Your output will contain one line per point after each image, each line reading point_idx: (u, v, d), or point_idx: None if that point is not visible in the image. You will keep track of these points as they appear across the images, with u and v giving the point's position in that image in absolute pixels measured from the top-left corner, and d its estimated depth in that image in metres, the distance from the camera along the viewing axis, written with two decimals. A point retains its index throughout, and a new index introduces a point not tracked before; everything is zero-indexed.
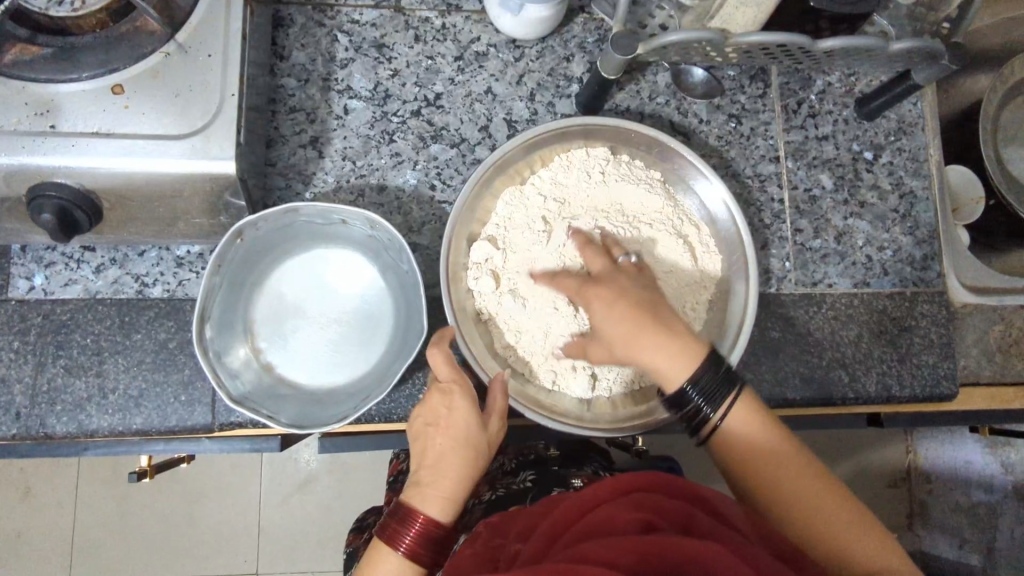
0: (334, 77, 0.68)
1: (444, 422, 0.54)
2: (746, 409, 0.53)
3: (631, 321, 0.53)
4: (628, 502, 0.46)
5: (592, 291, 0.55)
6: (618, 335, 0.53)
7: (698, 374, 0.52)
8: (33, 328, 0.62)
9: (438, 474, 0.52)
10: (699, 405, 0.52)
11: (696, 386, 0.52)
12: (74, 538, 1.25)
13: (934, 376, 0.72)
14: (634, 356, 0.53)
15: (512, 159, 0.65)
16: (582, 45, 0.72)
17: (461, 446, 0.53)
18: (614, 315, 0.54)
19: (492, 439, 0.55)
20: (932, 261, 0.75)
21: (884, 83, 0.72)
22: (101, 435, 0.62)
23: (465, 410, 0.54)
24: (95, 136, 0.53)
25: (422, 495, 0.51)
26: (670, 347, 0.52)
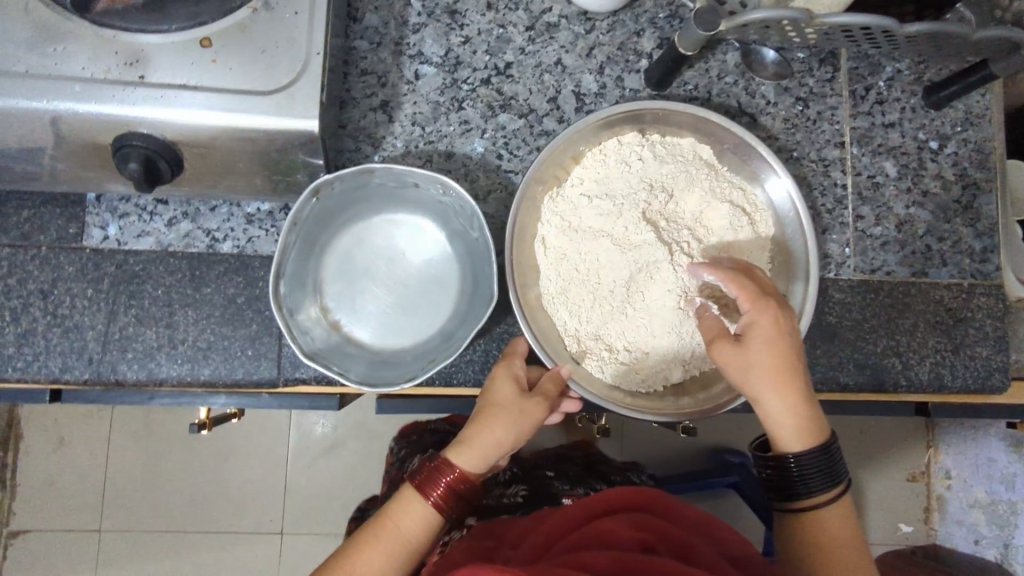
0: (406, 42, 0.68)
1: (487, 391, 0.60)
2: (807, 425, 0.53)
3: (783, 360, 0.53)
4: (625, 520, 0.51)
5: (766, 313, 0.54)
6: (761, 371, 0.53)
7: (814, 453, 0.53)
8: (107, 277, 0.63)
9: (470, 432, 0.58)
10: (798, 478, 0.54)
11: (808, 459, 0.53)
12: (109, 488, 1.28)
13: (987, 368, 0.72)
14: (764, 397, 0.53)
15: (577, 142, 0.66)
16: (653, 20, 0.72)
17: (495, 405, 0.58)
18: (774, 349, 0.53)
19: (530, 414, 0.58)
20: (992, 254, 0.74)
21: (958, 71, 0.72)
22: (170, 384, 0.63)
23: (507, 382, 0.59)
24: (183, 88, 0.53)
25: (452, 444, 0.58)
26: (800, 415, 0.53)
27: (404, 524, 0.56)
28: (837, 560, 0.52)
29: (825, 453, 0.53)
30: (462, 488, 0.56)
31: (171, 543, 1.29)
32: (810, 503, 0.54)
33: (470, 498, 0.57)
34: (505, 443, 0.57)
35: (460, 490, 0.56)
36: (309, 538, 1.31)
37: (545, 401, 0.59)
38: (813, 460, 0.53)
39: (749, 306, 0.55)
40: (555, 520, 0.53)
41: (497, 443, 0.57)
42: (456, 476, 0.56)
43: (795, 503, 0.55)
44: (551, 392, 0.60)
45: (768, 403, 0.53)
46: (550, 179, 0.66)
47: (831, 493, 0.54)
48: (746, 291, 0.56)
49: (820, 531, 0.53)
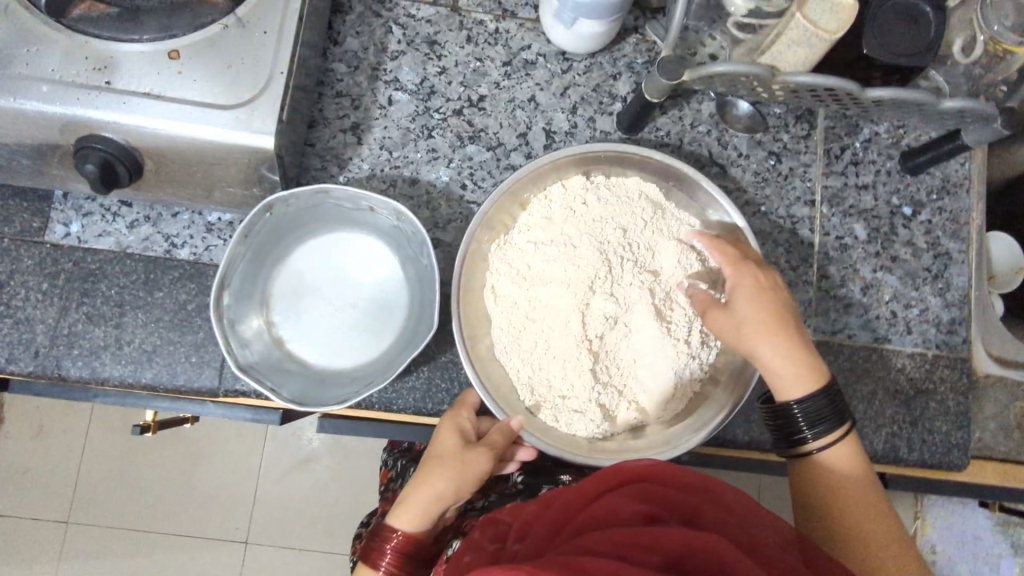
0: (383, 67, 0.70)
1: (432, 443, 0.60)
2: (812, 373, 0.55)
3: (776, 312, 0.55)
4: (626, 495, 0.46)
5: (747, 270, 0.57)
6: (750, 324, 0.55)
7: (813, 398, 0.54)
8: (63, 273, 0.64)
9: (411, 492, 0.59)
10: (801, 425, 0.54)
11: (804, 407, 0.54)
12: (77, 480, 1.28)
13: (945, 444, 0.70)
14: (753, 348, 0.55)
15: (524, 186, 0.66)
16: (630, 65, 0.72)
17: (437, 461, 0.59)
18: (755, 303, 0.56)
19: (471, 466, 0.58)
20: (960, 326, 0.73)
21: (934, 139, 0.71)
22: (111, 383, 0.63)
23: (449, 434, 0.60)
24: (146, 96, 0.55)
25: (395, 507, 0.59)
26: (797, 361, 0.55)
27: None
28: (852, 500, 0.53)
29: (828, 395, 0.54)
30: (412, 550, 0.58)
31: (131, 542, 1.28)
32: (810, 446, 0.55)
33: (424, 555, 0.59)
34: (448, 498, 0.58)
35: (410, 551, 0.58)
36: (268, 551, 1.30)
37: (488, 452, 0.59)
38: (818, 406, 0.53)
39: (729, 270, 0.58)
40: (558, 500, 0.49)
41: (441, 499, 0.58)
42: (402, 539, 0.57)
43: (800, 446, 0.55)
44: (496, 443, 0.59)
45: (770, 361, 0.55)
46: (500, 224, 0.66)
47: (839, 433, 0.54)
48: (728, 255, 0.59)
49: (830, 476, 0.54)
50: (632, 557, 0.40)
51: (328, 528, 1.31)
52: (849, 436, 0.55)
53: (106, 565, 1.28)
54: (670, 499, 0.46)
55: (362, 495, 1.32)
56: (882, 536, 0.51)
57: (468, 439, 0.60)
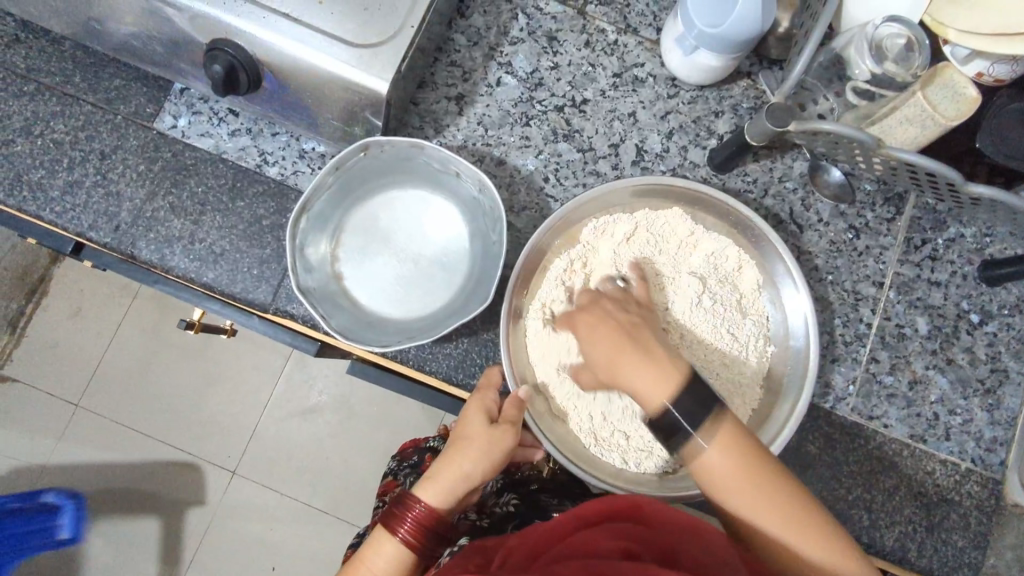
0: (500, 49, 0.72)
1: (460, 422, 0.60)
2: (730, 438, 0.52)
3: (614, 342, 0.57)
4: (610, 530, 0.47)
5: (579, 321, 0.61)
6: (598, 360, 0.58)
7: (678, 397, 0.52)
8: (160, 161, 0.68)
9: (440, 465, 0.58)
10: (677, 422, 0.52)
11: (677, 405, 0.52)
12: (98, 367, 1.32)
13: (956, 559, 0.68)
14: (620, 378, 0.56)
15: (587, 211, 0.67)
16: (735, 107, 0.73)
17: (465, 447, 0.58)
18: (602, 339, 0.58)
19: (498, 444, 0.59)
20: (1000, 446, 0.71)
21: (1020, 254, 0.70)
22: (175, 274, 0.67)
23: (477, 416, 0.60)
24: (285, 16, 0.57)
25: (423, 479, 0.58)
26: (658, 375, 0.54)
27: (375, 564, 0.55)
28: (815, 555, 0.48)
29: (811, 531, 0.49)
30: (433, 525, 0.56)
31: (131, 441, 1.31)
32: (693, 445, 0.52)
33: (444, 534, 0.57)
34: (474, 475, 0.57)
35: (431, 526, 0.56)
36: (252, 486, 1.31)
37: (515, 429, 0.59)
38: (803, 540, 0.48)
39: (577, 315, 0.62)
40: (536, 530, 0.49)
41: (466, 473, 0.57)
42: (423, 512, 0.56)
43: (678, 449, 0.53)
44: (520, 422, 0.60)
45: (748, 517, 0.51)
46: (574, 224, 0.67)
47: (710, 421, 0.52)
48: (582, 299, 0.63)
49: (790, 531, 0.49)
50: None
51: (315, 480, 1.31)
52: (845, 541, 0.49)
53: (101, 456, 1.31)
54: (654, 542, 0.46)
55: (355, 457, 1.32)
56: None
57: (495, 422, 0.60)
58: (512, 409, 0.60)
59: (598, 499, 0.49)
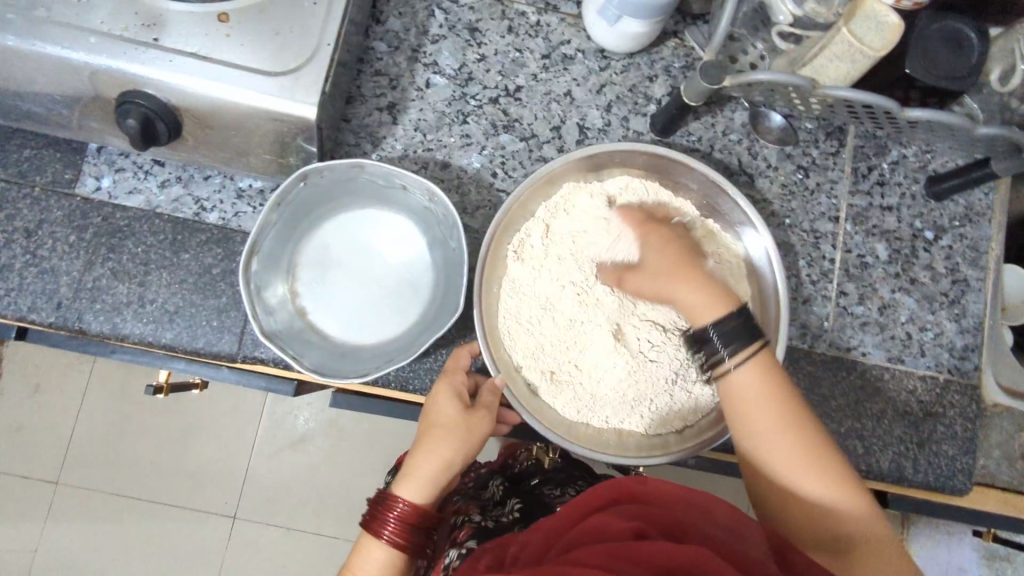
0: (422, 50, 0.70)
1: (427, 409, 0.60)
2: (762, 363, 0.52)
3: (675, 258, 0.59)
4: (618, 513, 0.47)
5: (655, 233, 0.62)
6: (659, 269, 0.59)
7: (726, 319, 0.53)
8: (91, 227, 0.64)
9: (420, 458, 0.58)
10: (717, 346, 0.53)
11: (719, 328, 0.53)
12: (70, 441, 1.26)
13: (950, 468, 0.71)
14: (670, 292, 0.58)
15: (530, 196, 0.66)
16: (667, 68, 0.73)
17: (450, 439, 0.58)
18: (662, 251, 0.60)
19: (475, 429, 0.59)
20: (972, 353, 0.73)
21: (962, 165, 0.72)
22: (130, 341, 0.64)
23: (447, 402, 0.60)
24: (193, 56, 0.55)
25: (404, 474, 0.58)
26: (712, 294, 0.55)
27: (366, 569, 0.56)
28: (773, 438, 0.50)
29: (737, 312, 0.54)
30: (417, 521, 0.57)
31: (120, 509, 1.27)
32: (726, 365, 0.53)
33: (429, 527, 0.58)
34: (455, 464, 0.58)
35: (416, 522, 0.56)
36: (255, 528, 1.27)
37: (487, 412, 0.60)
38: (727, 322, 0.53)
39: (642, 234, 0.63)
40: (542, 524, 0.48)
41: (447, 463, 0.58)
42: (405, 509, 0.56)
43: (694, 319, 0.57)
44: (489, 405, 0.61)
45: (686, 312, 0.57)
46: (527, 206, 0.66)
47: (750, 348, 0.52)
48: (634, 218, 0.64)
49: (747, 399, 0.52)
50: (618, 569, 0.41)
51: (318, 509, 1.28)
52: (764, 350, 0.53)
53: (92, 530, 1.26)
54: (663, 518, 0.47)
55: (354, 479, 1.29)
56: (838, 485, 0.49)
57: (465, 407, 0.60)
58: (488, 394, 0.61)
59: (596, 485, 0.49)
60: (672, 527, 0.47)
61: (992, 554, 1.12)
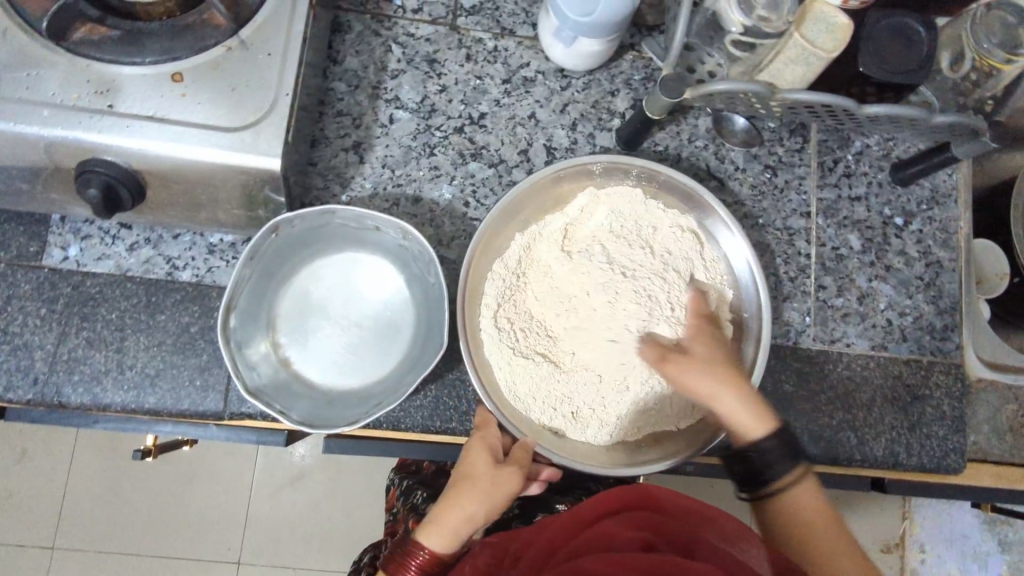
0: (383, 86, 0.70)
1: (461, 461, 0.60)
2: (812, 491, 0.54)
3: (725, 366, 0.58)
4: (625, 521, 0.48)
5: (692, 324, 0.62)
6: (704, 378, 0.57)
7: (771, 436, 0.55)
8: (62, 298, 0.63)
9: (447, 510, 0.57)
10: (762, 466, 0.54)
11: (764, 446, 0.54)
12: (61, 505, 1.23)
13: (943, 449, 0.72)
14: (717, 397, 0.57)
15: (496, 234, 0.65)
16: (628, 81, 0.73)
17: (479, 495, 0.58)
18: (712, 351, 0.60)
19: (505, 486, 0.59)
20: (952, 332, 0.74)
21: (924, 151, 0.73)
22: (113, 410, 0.63)
23: (481, 454, 0.59)
24: (149, 119, 0.54)
25: (429, 523, 0.57)
26: (754, 407, 0.56)
27: None
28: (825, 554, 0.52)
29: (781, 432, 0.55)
30: (435, 568, 0.57)
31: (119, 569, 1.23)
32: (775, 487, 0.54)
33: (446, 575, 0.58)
34: (480, 520, 0.58)
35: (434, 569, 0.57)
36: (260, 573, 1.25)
37: (519, 470, 0.59)
38: (771, 445, 0.54)
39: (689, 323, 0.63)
40: (549, 527, 0.50)
41: (471, 519, 0.57)
42: (428, 557, 0.57)
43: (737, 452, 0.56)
44: (522, 463, 0.60)
45: (698, 351, 0.59)
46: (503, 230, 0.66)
47: (796, 474, 0.54)
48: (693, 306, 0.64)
49: (789, 513, 0.54)
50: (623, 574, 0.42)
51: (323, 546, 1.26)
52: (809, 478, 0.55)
53: None
54: (666, 527, 0.48)
55: (357, 512, 1.27)
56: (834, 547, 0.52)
57: (498, 463, 0.60)
58: (521, 453, 0.61)
59: (610, 493, 0.51)
60: (675, 537, 0.47)
61: (992, 519, 1.13)
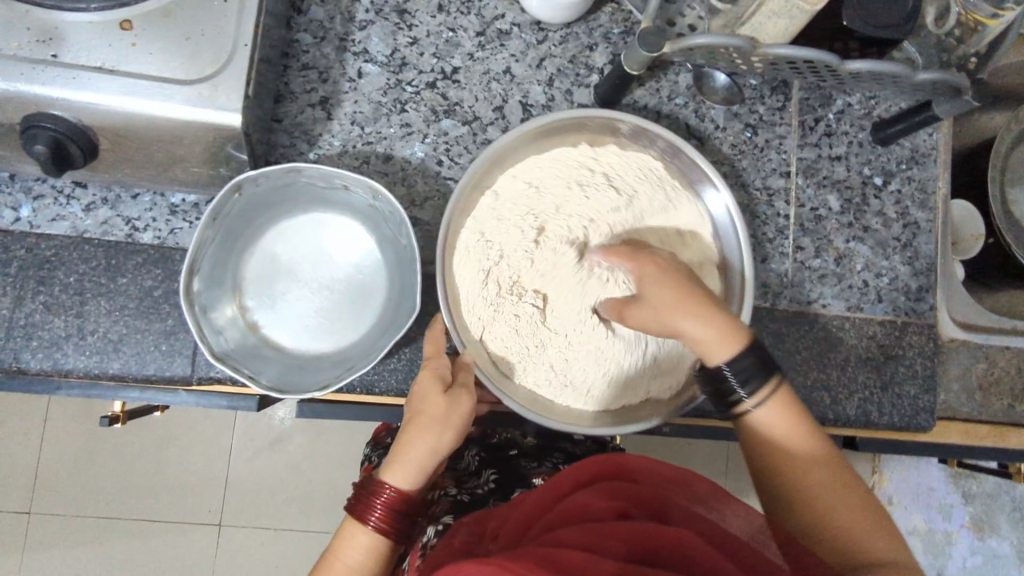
0: (351, 38, 0.67)
1: (411, 394, 0.57)
2: (784, 404, 0.50)
3: (679, 290, 0.51)
4: (598, 489, 0.48)
5: (648, 261, 0.54)
6: (661, 302, 0.52)
7: (739, 356, 0.50)
8: (16, 261, 0.60)
9: (403, 446, 0.55)
10: (734, 388, 0.50)
11: (734, 367, 0.50)
12: (35, 471, 1.21)
13: (913, 407, 0.73)
14: (677, 326, 0.51)
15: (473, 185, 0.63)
16: (607, 35, 0.70)
17: (435, 426, 0.55)
18: (664, 282, 0.52)
19: (457, 412, 0.56)
20: (927, 293, 0.75)
21: (906, 109, 0.72)
22: (76, 376, 0.61)
23: (431, 383, 0.57)
24: (98, 71, 0.51)
25: (388, 462, 0.55)
26: (708, 332, 0.50)
27: (349, 555, 0.54)
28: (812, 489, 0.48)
29: (752, 350, 0.50)
30: (402, 507, 0.55)
31: (98, 532, 1.23)
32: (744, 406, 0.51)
33: (416, 510, 0.56)
34: (439, 448, 0.55)
35: (401, 508, 0.54)
36: (240, 536, 1.25)
37: (469, 392, 0.58)
38: (741, 362, 0.50)
39: (631, 262, 0.56)
40: (525, 503, 0.50)
41: (433, 449, 0.55)
42: (393, 495, 0.54)
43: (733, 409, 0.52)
44: (472, 387, 0.58)
45: (647, 292, 0.53)
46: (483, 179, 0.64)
47: (771, 388, 0.50)
48: (630, 258, 0.56)
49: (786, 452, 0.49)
50: (600, 547, 0.42)
51: (303, 507, 1.26)
52: (782, 387, 0.51)
53: (71, 557, 1.22)
54: (638, 491, 0.48)
55: (337, 475, 1.27)
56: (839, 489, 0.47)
57: (448, 388, 0.57)
58: (467, 376, 0.59)
59: (579, 462, 0.51)
60: (649, 500, 0.48)
61: (958, 473, 1.17)
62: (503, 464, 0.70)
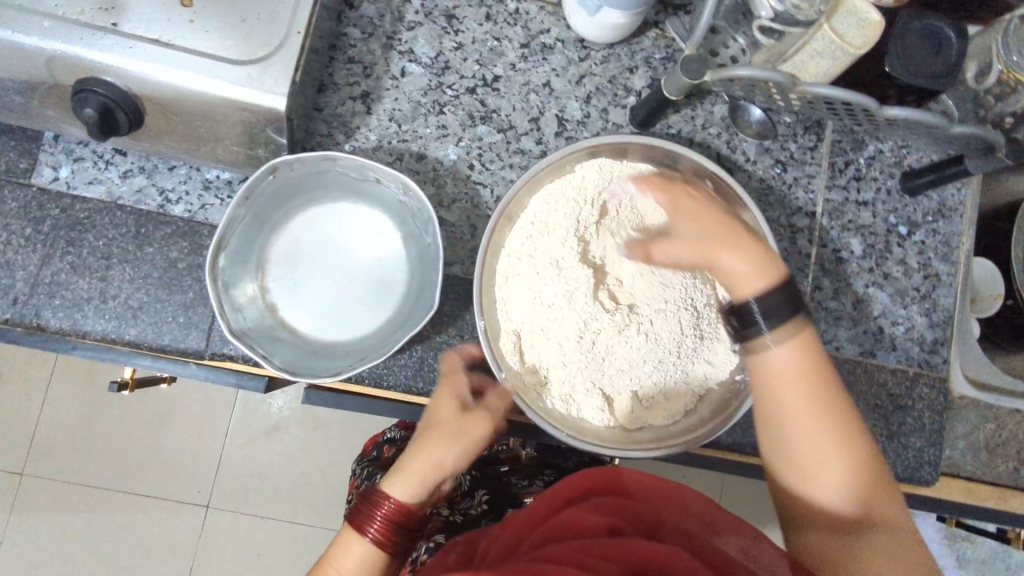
0: (398, 37, 0.68)
1: (427, 414, 0.59)
2: (805, 348, 0.50)
3: (720, 227, 0.54)
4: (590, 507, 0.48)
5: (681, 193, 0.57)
6: (689, 248, 0.55)
7: (770, 291, 0.51)
8: (49, 219, 0.61)
9: (413, 458, 0.56)
10: (757, 318, 0.51)
11: (763, 300, 0.51)
12: (33, 432, 1.22)
13: (918, 459, 0.72)
14: (722, 262, 0.54)
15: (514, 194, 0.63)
16: (648, 59, 0.71)
17: (455, 443, 0.57)
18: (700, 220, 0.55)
19: (473, 432, 0.58)
20: (941, 347, 0.75)
21: (936, 162, 0.72)
22: (92, 338, 0.61)
23: (447, 404, 0.59)
24: (154, 42, 0.52)
25: (394, 472, 0.56)
26: (757, 260, 0.52)
27: (344, 566, 0.54)
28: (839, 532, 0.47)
29: (787, 285, 0.51)
30: (403, 521, 0.55)
31: (87, 500, 1.23)
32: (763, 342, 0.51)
33: (412, 530, 0.56)
34: (449, 467, 0.57)
35: (401, 521, 0.54)
36: (226, 520, 1.24)
37: (488, 416, 0.59)
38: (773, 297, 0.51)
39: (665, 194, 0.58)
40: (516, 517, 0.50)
41: (440, 467, 0.56)
42: (393, 508, 0.54)
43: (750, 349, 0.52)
44: (495, 407, 0.60)
45: (677, 224, 0.56)
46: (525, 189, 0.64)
47: (790, 329, 0.50)
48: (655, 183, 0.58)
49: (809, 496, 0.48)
50: (592, 567, 0.42)
51: (292, 497, 1.25)
52: (805, 332, 0.50)
53: (58, 522, 1.22)
54: (630, 511, 0.48)
55: (330, 469, 1.26)
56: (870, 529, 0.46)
57: (464, 410, 0.59)
58: (495, 400, 0.60)
59: (569, 478, 0.51)
60: (640, 520, 0.48)
61: (954, 535, 1.14)
62: (498, 485, 0.70)
